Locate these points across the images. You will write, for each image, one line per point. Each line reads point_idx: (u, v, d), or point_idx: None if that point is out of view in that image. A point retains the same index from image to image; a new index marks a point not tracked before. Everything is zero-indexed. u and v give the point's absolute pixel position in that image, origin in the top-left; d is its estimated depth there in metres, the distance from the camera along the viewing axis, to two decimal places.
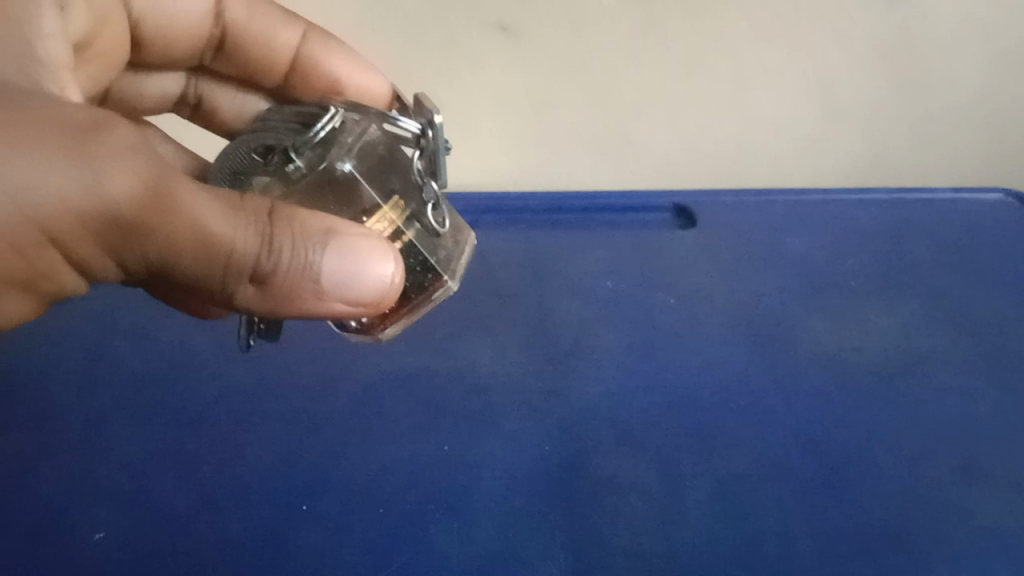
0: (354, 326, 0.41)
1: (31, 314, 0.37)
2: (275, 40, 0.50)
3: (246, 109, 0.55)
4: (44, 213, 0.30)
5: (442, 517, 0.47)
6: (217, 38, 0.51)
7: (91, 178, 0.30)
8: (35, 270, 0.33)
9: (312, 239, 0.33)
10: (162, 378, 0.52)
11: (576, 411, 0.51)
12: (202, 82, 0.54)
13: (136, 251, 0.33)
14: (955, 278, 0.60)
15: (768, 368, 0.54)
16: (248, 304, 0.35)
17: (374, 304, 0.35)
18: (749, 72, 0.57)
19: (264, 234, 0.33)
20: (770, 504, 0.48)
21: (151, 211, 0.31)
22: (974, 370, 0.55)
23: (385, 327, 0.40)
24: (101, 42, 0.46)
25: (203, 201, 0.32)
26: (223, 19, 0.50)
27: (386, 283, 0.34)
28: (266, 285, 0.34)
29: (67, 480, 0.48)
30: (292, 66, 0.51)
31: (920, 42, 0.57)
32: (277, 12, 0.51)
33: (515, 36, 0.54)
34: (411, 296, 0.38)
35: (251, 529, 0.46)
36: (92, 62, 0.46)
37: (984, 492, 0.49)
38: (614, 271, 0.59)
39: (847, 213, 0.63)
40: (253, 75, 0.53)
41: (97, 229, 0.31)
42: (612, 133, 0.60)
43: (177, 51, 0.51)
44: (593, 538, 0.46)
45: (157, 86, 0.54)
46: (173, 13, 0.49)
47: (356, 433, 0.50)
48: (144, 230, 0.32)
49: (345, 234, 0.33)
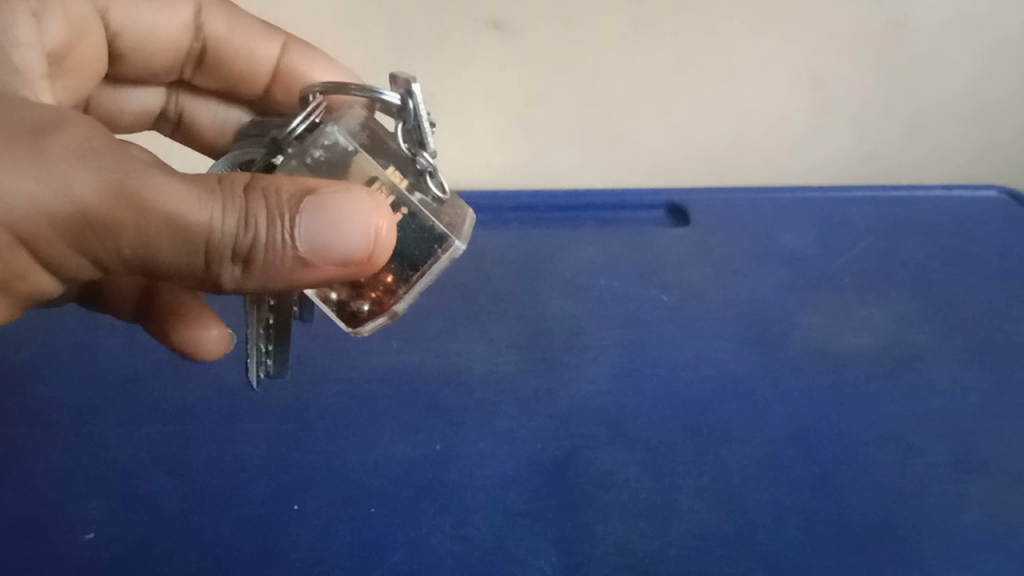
0: (362, 314, 0.37)
1: (12, 316, 0.37)
2: (256, 54, 0.49)
3: (227, 124, 0.54)
4: (14, 218, 0.30)
5: (435, 515, 0.46)
6: (198, 52, 0.50)
7: (55, 179, 0.30)
8: (12, 274, 0.33)
9: (287, 205, 0.32)
10: (149, 376, 0.52)
11: (570, 408, 0.51)
12: (181, 98, 0.53)
13: (112, 250, 0.32)
14: (945, 274, 0.60)
15: (759, 363, 0.54)
16: (238, 286, 0.34)
17: (364, 265, 0.33)
18: (740, 67, 0.57)
19: (239, 210, 0.32)
20: (763, 501, 0.48)
21: (123, 209, 0.31)
22: (964, 363, 0.55)
23: (390, 301, 0.36)
24: (81, 53, 0.44)
25: (177, 189, 0.31)
26: (203, 33, 0.49)
27: (371, 237, 0.32)
28: (250, 264, 0.33)
29: (53, 481, 0.47)
30: (276, 77, 0.49)
31: (906, 37, 0.57)
32: (257, 25, 0.50)
33: (505, 32, 0.54)
34: (415, 258, 0.35)
35: (243, 529, 0.45)
36: (70, 76, 0.44)
37: (976, 487, 0.49)
38: (607, 269, 0.59)
39: (842, 209, 0.63)
40: (235, 88, 0.51)
41: (70, 230, 0.31)
42: (605, 128, 0.60)
43: (156, 65, 0.50)
44: (586, 537, 0.46)
45: (136, 99, 0.53)
46: (152, 27, 0.48)
47: (349, 431, 0.50)
48: (117, 228, 0.31)
49: (319, 192, 0.32)
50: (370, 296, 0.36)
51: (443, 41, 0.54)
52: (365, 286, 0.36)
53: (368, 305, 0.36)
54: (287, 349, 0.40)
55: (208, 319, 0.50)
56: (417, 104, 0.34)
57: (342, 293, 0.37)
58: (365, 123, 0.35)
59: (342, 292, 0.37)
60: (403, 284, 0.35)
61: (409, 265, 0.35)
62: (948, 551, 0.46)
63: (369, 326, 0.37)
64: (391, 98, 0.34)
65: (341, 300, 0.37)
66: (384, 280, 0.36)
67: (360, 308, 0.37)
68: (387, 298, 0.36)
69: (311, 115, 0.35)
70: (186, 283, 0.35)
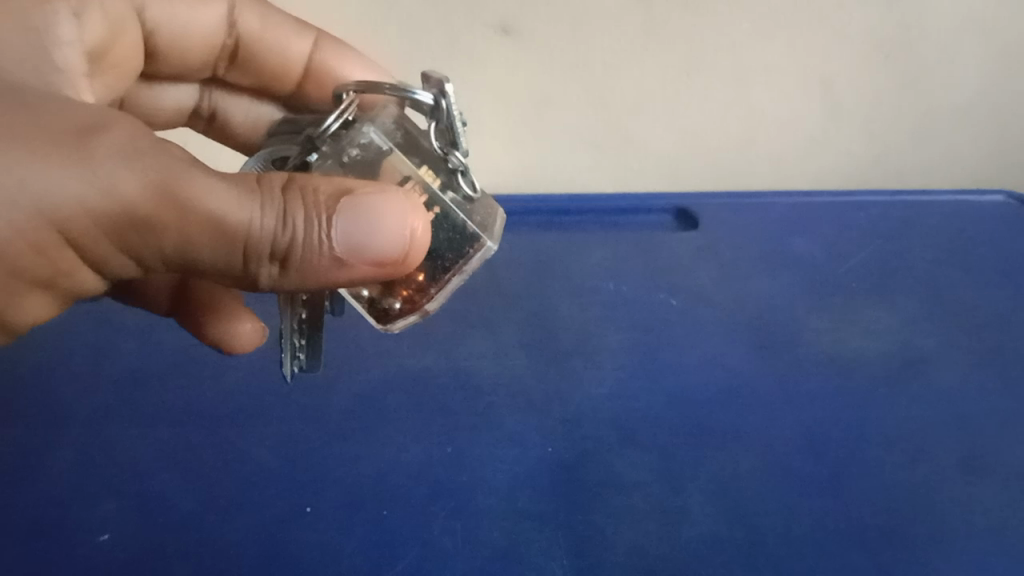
0: (393, 313, 0.36)
1: (49, 317, 0.37)
2: (287, 50, 0.48)
3: (260, 121, 0.53)
4: (59, 213, 0.30)
5: (447, 517, 0.47)
6: (231, 49, 0.49)
7: (99, 176, 0.29)
8: (55, 271, 0.33)
9: (325, 204, 0.31)
10: (165, 378, 0.53)
11: (579, 411, 0.52)
12: (214, 94, 0.52)
13: (153, 246, 0.32)
14: (955, 277, 0.60)
15: (768, 366, 0.54)
16: (274, 285, 0.34)
17: (400, 266, 0.33)
18: (748, 70, 0.57)
19: (278, 209, 0.31)
20: (771, 504, 0.48)
21: (166, 206, 0.31)
22: (972, 367, 0.55)
23: (422, 299, 0.36)
24: (118, 51, 0.44)
25: (217, 187, 0.31)
26: (237, 29, 0.48)
27: (406, 237, 0.32)
28: (287, 262, 0.33)
29: (71, 481, 0.48)
30: (307, 75, 0.49)
31: (914, 39, 0.57)
32: (290, 22, 0.49)
33: (514, 36, 0.54)
34: (447, 258, 0.35)
35: (257, 529, 0.46)
36: (108, 74, 0.44)
37: (982, 489, 0.49)
38: (615, 272, 0.60)
39: (851, 214, 0.64)
40: (268, 86, 0.50)
41: (113, 227, 0.31)
42: (614, 133, 0.60)
43: (190, 63, 0.49)
44: (597, 538, 0.46)
45: (171, 98, 0.52)
46: (186, 25, 0.47)
47: (361, 433, 0.50)
48: (160, 224, 0.31)
49: (357, 192, 0.32)
50: (401, 294, 0.36)
51: (453, 45, 0.55)
52: (396, 284, 0.36)
53: (399, 303, 0.36)
54: (319, 340, 0.41)
55: (241, 313, 0.50)
56: (451, 104, 0.33)
57: (373, 290, 0.36)
58: (399, 122, 0.35)
59: (374, 289, 0.36)
60: (435, 283, 0.35)
61: (440, 264, 0.35)
62: (954, 553, 0.46)
63: (399, 324, 0.37)
64: (425, 98, 0.33)
65: (372, 297, 0.37)
66: (416, 279, 0.35)
67: (391, 306, 0.36)
68: (419, 296, 0.36)
69: (345, 113, 0.35)
70: (223, 280, 0.34)
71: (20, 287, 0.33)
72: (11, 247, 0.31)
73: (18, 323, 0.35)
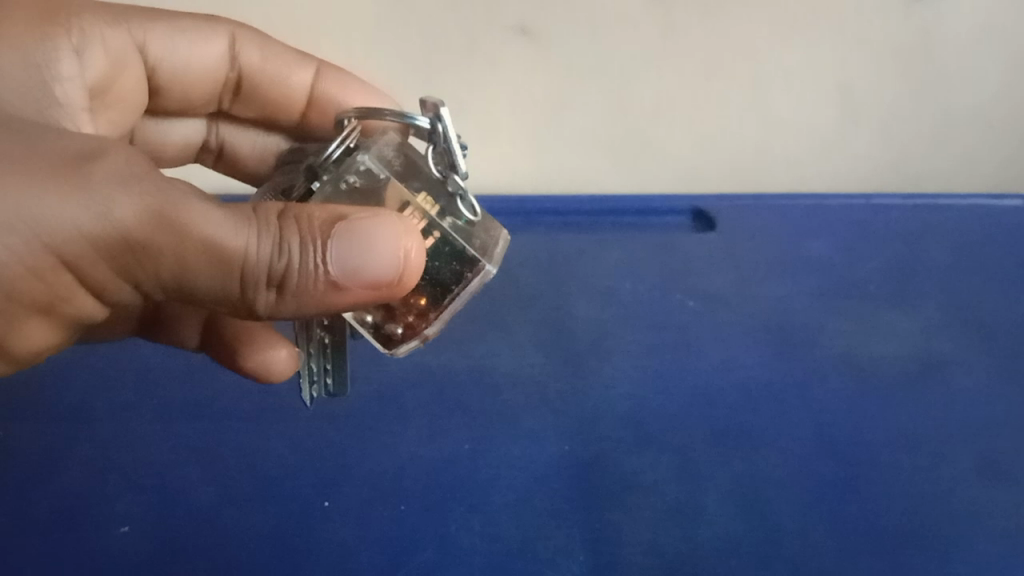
0: (399, 334, 0.36)
1: (57, 345, 0.37)
2: (290, 81, 0.48)
3: (268, 150, 0.53)
4: (58, 240, 0.30)
5: (464, 513, 0.49)
6: (234, 81, 0.48)
7: (96, 203, 0.30)
8: (55, 295, 0.33)
9: (319, 230, 0.32)
10: (178, 374, 0.52)
11: (596, 411, 0.52)
12: (222, 127, 0.52)
13: (151, 274, 0.32)
14: (978, 282, 0.58)
15: (787, 364, 0.54)
16: (272, 312, 0.34)
17: (396, 288, 0.33)
18: (769, 73, 0.57)
19: (274, 236, 0.32)
20: (790, 501, 0.50)
21: (163, 233, 0.31)
22: (991, 369, 0.55)
23: (425, 323, 0.36)
24: (120, 86, 0.44)
25: (213, 215, 0.32)
26: (238, 62, 0.47)
27: (401, 259, 0.32)
28: (284, 288, 0.33)
29: (93, 474, 0.50)
30: (311, 102, 0.48)
31: (936, 41, 0.56)
32: (290, 52, 0.48)
33: (534, 40, 0.55)
34: (447, 285, 0.35)
35: (277, 527, 0.49)
36: (112, 108, 0.45)
37: (995, 492, 0.51)
38: (634, 271, 0.57)
39: (873, 215, 0.59)
40: (272, 116, 0.50)
41: (112, 254, 0.31)
42: (634, 141, 0.59)
43: (194, 94, 0.49)
44: (613, 538, 0.49)
45: (178, 133, 0.52)
46: (188, 59, 0.46)
47: (377, 432, 0.51)
48: (157, 252, 0.31)
49: (350, 217, 0.32)
50: (403, 319, 0.36)
51: (470, 50, 0.55)
52: (399, 309, 0.36)
53: (402, 328, 0.36)
54: (345, 366, 0.40)
55: (276, 340, 0.50)
56: (448, 127, 0.34)
57: (376, 316, 0.36)
58: (399, 149, 0.35)
59: (377, 314, 0.36)
60: (435, 308, 0.35)
61: (440, 290, 0.35)
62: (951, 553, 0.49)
63: (404, 349, 0.37)
64: (424, 122, 0.34)
65: (376, 323, 0.37)
66: (418, 303, 0.35)
67: (394, 331, 0.36)
68: (419, 322, 0.36)
69: (346, 140, 0.36)
70: (224, 309, 0.35)
71: (19, 313, 0.33)
72: (9, 272, 0.31)
73: (21, 352, 0.36)
